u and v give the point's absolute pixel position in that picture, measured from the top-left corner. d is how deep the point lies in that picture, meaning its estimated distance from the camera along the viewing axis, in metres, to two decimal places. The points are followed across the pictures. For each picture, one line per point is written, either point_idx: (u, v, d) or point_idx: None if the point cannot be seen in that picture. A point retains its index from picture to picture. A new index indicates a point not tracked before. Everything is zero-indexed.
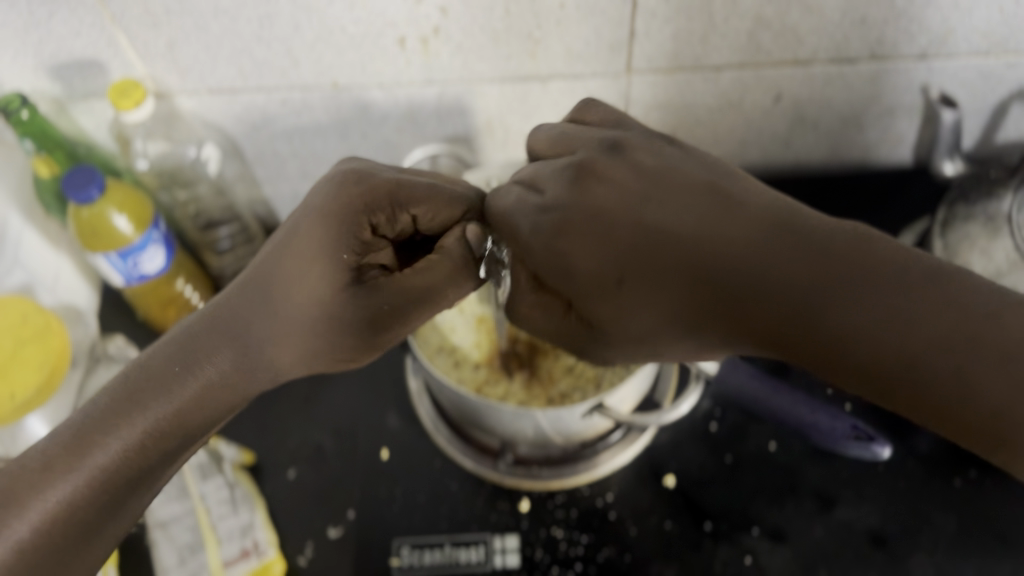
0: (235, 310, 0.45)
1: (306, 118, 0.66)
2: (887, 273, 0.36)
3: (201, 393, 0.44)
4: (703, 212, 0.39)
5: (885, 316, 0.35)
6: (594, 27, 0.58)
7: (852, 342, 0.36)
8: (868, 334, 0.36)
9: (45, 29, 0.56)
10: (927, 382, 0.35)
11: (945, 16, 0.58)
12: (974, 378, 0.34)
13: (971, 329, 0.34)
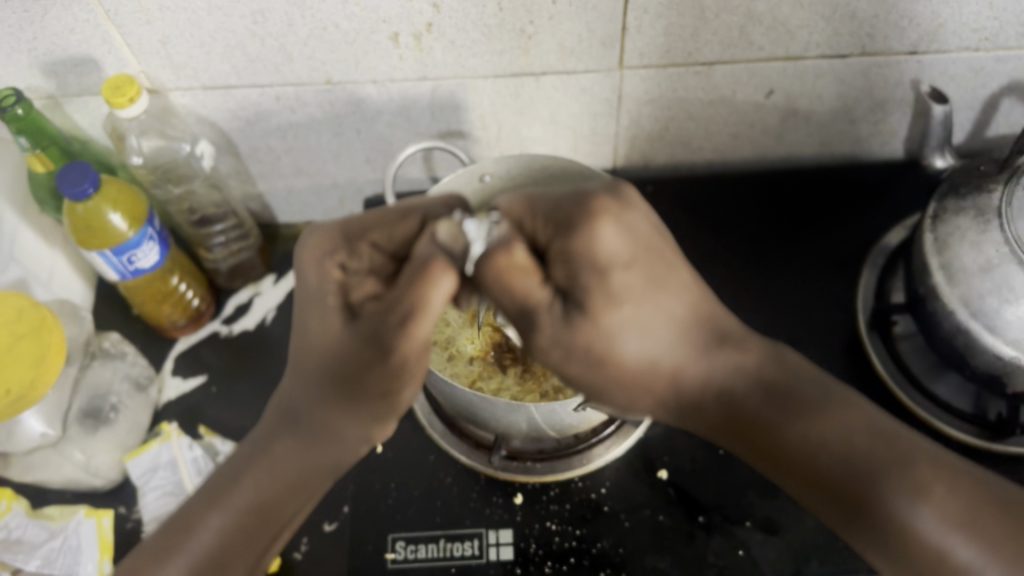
0: (285, 412, 0.46)
1: (299, 113, 0.67)
2: (822, 433, 0.40)
3: (263, 482, 0.46)
4: (675, 264, 0.41)
5: (829, 451, 0.40)
6: (586, 22, 0.58)
7: (789, 442, 0.41)
8: (798, 430, 0.40)
9: (39, 26, 0.56)
10: (873, 492, 0.39)
11: (936, 10, 0.58)
12: (894, 488, 0.39)
13: (908, 448, 0.40)
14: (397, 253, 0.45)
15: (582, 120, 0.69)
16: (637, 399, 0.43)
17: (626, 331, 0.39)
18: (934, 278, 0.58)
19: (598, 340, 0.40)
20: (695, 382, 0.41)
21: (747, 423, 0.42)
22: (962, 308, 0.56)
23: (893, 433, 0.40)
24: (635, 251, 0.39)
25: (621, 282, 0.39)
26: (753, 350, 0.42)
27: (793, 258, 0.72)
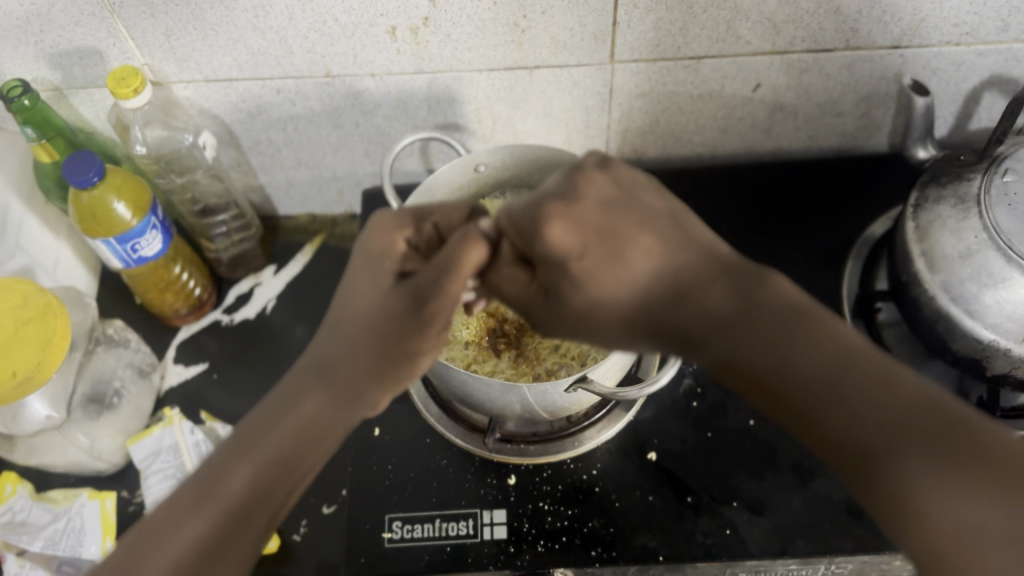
0: (319, 365, 0.42)
1: (299, 106, 0.68)
2: (821, 366, 0.34)
3: (304, 418, 0.40)
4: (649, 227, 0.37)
5: (826, 402, 0.33)
6: (578, 17, 0.60)
7: (777, 381, 0.34)
8: (788, 367, 0.34)
9: (46, 19, 0.58)
10: (879, 454, 0.32)
11: (917, 6, 0.60)
12: (906, 446, 0.31)
13: (931, 411, 0.32)
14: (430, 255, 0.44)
15: (575, 113, 0.71)
16: (616, 341, 0.40)
17: (599, 297, 0.37)
18: (917, 264, 0.60)
19: (576, 299, 0.38)
20: (663, 320, 0.37)
21: (737, 370, 0.36)
22: (942, 293, 0.58)
23: (902, 385, 0.33)
24: (585, 238, 0.37)
25: (582, 273, 0.37)
26: (732, 293, 0.36)
27: (780, 248, 0.73)
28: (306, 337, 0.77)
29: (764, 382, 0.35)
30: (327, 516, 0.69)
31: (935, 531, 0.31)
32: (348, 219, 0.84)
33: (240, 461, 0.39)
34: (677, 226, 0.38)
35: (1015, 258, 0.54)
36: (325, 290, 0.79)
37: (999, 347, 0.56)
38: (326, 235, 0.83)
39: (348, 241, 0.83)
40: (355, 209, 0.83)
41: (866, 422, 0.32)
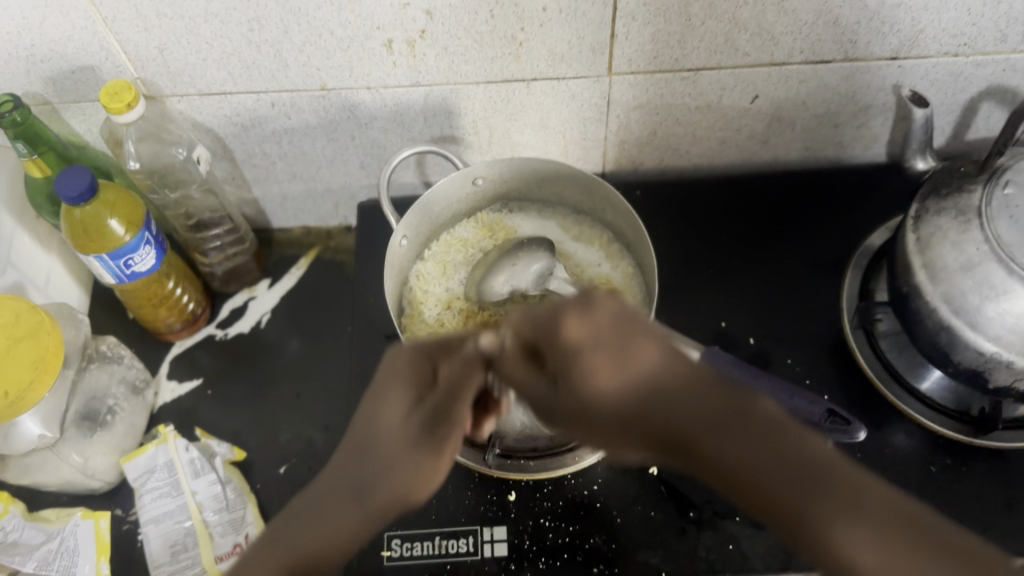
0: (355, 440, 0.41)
1: (294, 118, 0.68)
2: (744, 411, 0.31)
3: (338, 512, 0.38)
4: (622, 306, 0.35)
5: (835, 505, 0.29)
6: (576, 30, 0.60)
7: (758, 475, 0.30)
8: (737, 443, 0.31)
9: (37, 33, 0.57)
10: (817, 521, 0.29)
11: (915, 17, 0.60)
12: (859, 525, 0.28)
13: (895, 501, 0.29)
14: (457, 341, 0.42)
15: (572, 125, 0.70)
16: (586, 435, 0.35)
17: (597, 381, 0.33)
18: (917, 276, 0.60)
19: (574, 389, 0.34)
20: (661, 427, 0.32)
21: (685, 447, 0.32)
22: (944, 305, 0.58)
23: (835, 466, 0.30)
24: (599, 328, 0.34)
25: (588, 369, 0.33)
26: (701, 369, 0.33)
27: (777, 261, 0.73)
28: (301, 352, 0.76)
29: (780, 496, 0.30)
30: None
31: None
32: (343, 231, 0.83)
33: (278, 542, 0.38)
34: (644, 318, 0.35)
35: (1017, 270, 0.54)
36: (322, 303, 0.79)
37: (1002, 360, 0.56)
38: (321, 247, 0.82)
39: (343, 253, 0.82)
40: (350, 221, 0.83)
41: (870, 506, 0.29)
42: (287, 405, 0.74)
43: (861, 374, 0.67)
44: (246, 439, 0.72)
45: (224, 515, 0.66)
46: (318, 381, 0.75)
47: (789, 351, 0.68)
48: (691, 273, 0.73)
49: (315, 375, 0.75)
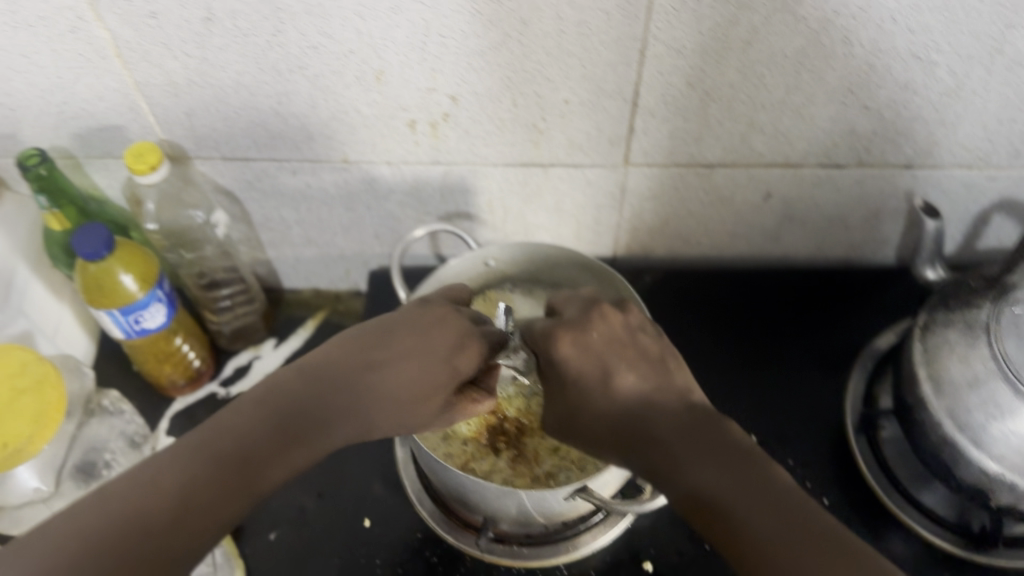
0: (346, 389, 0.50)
1: (315, 188, 0.69)
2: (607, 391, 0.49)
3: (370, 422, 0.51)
4: (566, 397, 0.51)
5: (750, 492, 0.42)
6: (595, 122, 0.62)
7: (580, 414, 0.50)
8: (575, 412, 0.50)
9: (69, 92, 0.59)
10: (558, 410, 0.52)
11: (932, 130, 0.62)
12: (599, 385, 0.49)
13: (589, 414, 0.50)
14: (584, 368, 0.50)
15: (585, 210, 0.71)
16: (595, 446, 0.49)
17: (578, 407, 0.50)
18: (922, 387, 0.60)
19: (592, 399, 0.49)
20: (591, 412, 0.49)
21: (574, 423, 0.51)
22: (948, 419, 0.57)
23: (566, 407, 0.51)
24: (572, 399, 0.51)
25: (591, 395, 0.49)
26: (554, 396, 0.52)
27: (782, 357, 0.74)
28: None
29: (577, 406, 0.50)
30: None
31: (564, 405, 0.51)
32: (352, 296, 0.83)
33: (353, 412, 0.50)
34: (565, 419, 0.51)
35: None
36: None
37: (1006, 480, 0.55)
38: (330, 310, 0.82)
39: (351, 319, 0.82)
40: (361, 287, 0.83)
41: (670, 430, 0.46)
42: None
43: (864, 481, 0.66)
44: None
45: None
46: None
47: (791, 454, 0.68)
48: (696, 365, 0.73)
49: None
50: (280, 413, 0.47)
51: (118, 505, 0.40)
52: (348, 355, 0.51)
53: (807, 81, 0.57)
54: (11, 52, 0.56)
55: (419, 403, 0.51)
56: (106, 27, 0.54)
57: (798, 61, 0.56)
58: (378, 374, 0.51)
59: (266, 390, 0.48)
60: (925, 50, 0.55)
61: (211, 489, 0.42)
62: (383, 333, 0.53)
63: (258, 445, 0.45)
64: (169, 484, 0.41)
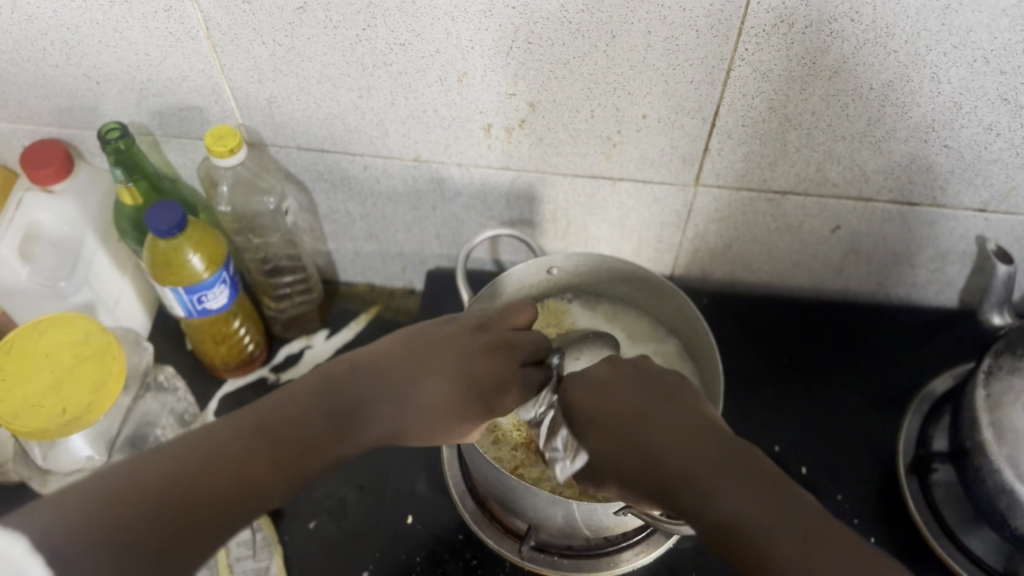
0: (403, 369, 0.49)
1: (383, 184, 0.69)
2: (632, 402, 0.46)
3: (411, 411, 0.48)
4: (589, 414, 0.47)
5: (816, 541, 0.38)
6: (670, 140, 0.62)
7: (593, 422, 0.47)
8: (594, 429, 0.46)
9: (156, 69, 0.60)
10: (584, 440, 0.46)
11: (1011, 174, 0.61)
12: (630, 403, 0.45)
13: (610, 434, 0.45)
14: (598, 383, 0.48)
15: (649, 227, 0.71)
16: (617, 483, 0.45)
17: (593, 426, 0.46)
18: (983, 433, 0.59)
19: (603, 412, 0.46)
20: (611, 429, 0.45)
21: (611, 456, 0.44)
22: (1008, 468, 0.56)
23: (594, 428, 0.46)
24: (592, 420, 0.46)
25: (603, 408, 0.46)
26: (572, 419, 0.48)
27: (835, 391, 0.73)
28: None
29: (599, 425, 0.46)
30: None
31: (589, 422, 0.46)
32: (406, 293, 0.84)
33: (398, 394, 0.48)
34: (599, 449, 0.45)
35: None
36: None
37: None
38: (383, 306, 0.83)
39: (404, 316, 0.82)
40: (415, 286, 0.83)
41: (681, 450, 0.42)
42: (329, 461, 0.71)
43: (912, 524, 0.65)
44: None
45: (247, 563, 0.65)
46: None
47: (839, 489, 0.67)
48: (747, 391, 0.73)
49: None
50: (334, 396, 0.46)
51: (155, 474, 0.39)
52: (400, 359, 0.49)
53: (890, 115, 0.57)
54: (106, 26, 0.57)
55: (439, 406, 0.48)
56: (200, 9, 0.55)
57: (883, 94, 0.55)
58: (417, 390, 0.48)
59: (325, 373, 0.47)
60: (1014, 93, 0.54)
61: (276, 455, 0.42)
62: (422, 349, 0.50)
63: (309, 419, 0.44)
64: (230, 454, 0.41)
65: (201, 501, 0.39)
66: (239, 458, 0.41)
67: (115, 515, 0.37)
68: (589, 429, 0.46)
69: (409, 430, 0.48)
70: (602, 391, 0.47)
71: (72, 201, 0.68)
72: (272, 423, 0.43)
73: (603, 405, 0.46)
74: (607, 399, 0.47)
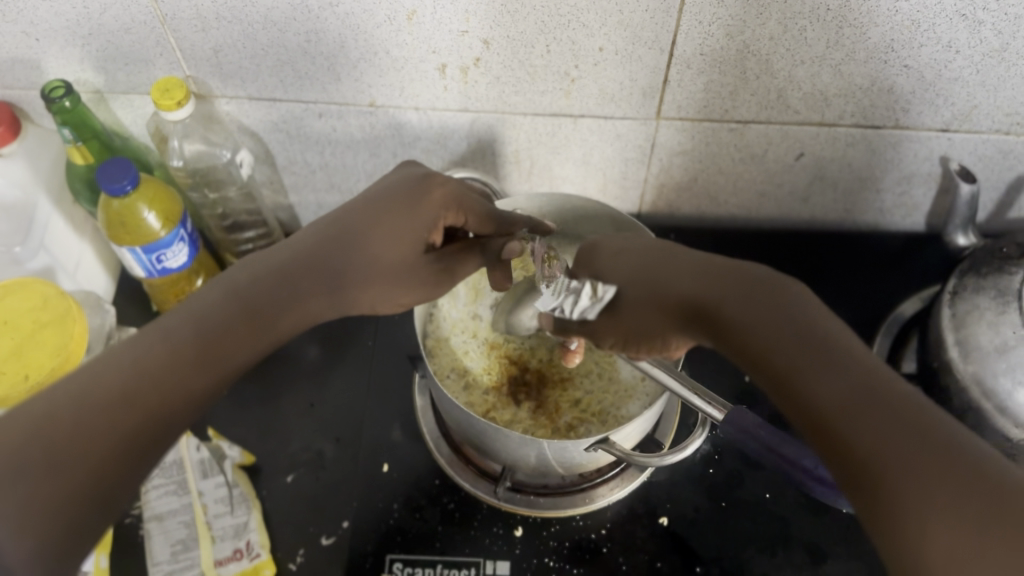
0: (328, 241, 0.52)
1: (339, 132, 0.68)
2: (700, 265, 0.46)
3: (380, 295, 0.54)
4: (624, 276, 0.48)
5: (886, 416, 0.34)
6: (629, 73, 0.60)
7: (629, 294, 0.48)
8: (640, 304, 0.47)
9: (96, 23, 0.58)
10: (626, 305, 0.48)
11: (972, 92, 0.60)
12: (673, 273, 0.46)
13: (670, 291, 0.45)
14: (604, 264, 0.51)
15: (613, 164, 0.70)
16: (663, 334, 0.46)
17: (626, 288, 0.48)
18: (950, 353, 0.59)
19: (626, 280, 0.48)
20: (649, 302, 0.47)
21: (646, 307, 0.47)
22: (974, 386, 0.57)
23: (633, 298, 0.48)
24: (637, 290, 0.47)
25: (621, 277, 0.48)
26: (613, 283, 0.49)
27: None
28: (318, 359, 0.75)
29: (630, 298, 0.48)
30: (325, 548, 0.63)
31: (624, 290, 0.48)
32: None
33: (352, 270, 0.52)
34: (635, 304, 0.47)
35: None
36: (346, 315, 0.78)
37: None
38: None
39: None
40: None
41: (808, 338, 0.39)
42: (302, 415, 0.71)
43: None
44: (253, 439, 0.69)
45: (226, 520, 0.63)
46: (332, 392, 0.72)
47: None
48: None
49: (330, 384, 0.73)
50: (245, 293, 0.48)
51: (103, 362, 0.43)
52: (317, 241, 0.52)
53: (849, 36, 0.56)
54: None
55: (412, 261, 0.55)
56: None
57: (841, 15, 0.54)
58: (372, 245, 0.53)
59: (227, 283, 0.49)
60: (971, 8, 0.53)
61: (175, 357, 0.44)
62: (370, 203, 0.54)
63: (224, 319, 0.47)
64: (156, 353, 0.44)
65: (103, 413, 0.41)
66: (162, 360, 0.44)
67: (67, 426, 0.40)
68: (676, 280, 0.45)
69: (348, 294, 0.52)
70: (632, 269, 0.48)
71: (21, 164, 0.66)
72: (189, 329, 0.45)
73: (619, 276, 0.49)
74: (624, 262, 0.50)
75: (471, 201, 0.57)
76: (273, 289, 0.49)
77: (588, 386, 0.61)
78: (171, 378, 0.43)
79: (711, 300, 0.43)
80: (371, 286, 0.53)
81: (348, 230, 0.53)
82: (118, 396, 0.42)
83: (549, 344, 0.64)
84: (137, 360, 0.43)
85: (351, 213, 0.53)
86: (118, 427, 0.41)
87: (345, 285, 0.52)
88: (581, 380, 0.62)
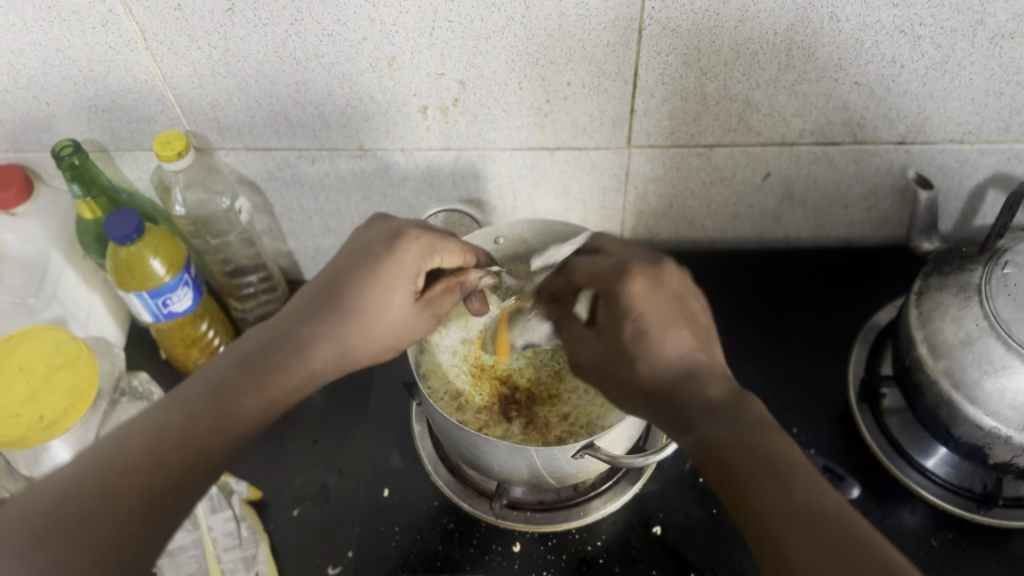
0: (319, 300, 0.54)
1: (331, 176, 0.72)
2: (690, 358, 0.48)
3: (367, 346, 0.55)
4: (602, 347, 0.51)
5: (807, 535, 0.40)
6: (598, 104, 0.65)
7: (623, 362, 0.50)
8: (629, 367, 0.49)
9: (102, 85, 0.63)
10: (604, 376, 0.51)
11: (921, 103, 0.64)
12: (662, 340, 0.49)
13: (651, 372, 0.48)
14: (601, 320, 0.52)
15: (591, 194, 0.74)
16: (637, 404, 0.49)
17: (636, 358, 0.49)
18: (920, 350, 0.62)
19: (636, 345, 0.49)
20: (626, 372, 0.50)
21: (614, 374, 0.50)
22: (944, 379, 0.59)
23: (608, 359, 0.51)
24: (608, 353, 0.51)
25: (628, 338, 0.49)
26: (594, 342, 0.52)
27: (784, 337, 0.76)
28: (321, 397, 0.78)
29: (602, 359, 0.51)
30: None
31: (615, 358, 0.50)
32: None
33: (340, 328, 0.54)
34: (618, 377, 0.50)
35: (1014, 345, 0.55)
36: None
37: (1001, 435, 0.57)
38: None
39: None
40: None
41: (795, 504, 0.41)
42: (306, 450, 0.73)
43: (867, 448, 0.68)
44: (259, 475, 0.72)
45: (235, 552, 0.65)
46: (335, 427, 0.75)
47: (796, 423, 0.70)
48: None
49: (332, 418, 0.75)
50: (252, 360, 0.51)
51: (124, 434, 0.47)
52: (309, 307, 0.54)
53: (799, 57, 0.60)
54: (48, 46, 0.59)
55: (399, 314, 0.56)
56: (135, 20, 0.58)
57: (789, 37, 0.59)
58: (377, 307, 0.55)
59: (236, 350, 0.52)
60: (909, 24, 0.58)
61: (193, 416, 0.48)
62: (348, 262, 0.55)
63: (240, 384, 0.50)
64: (165, 425, 0.47)
65: (115, 484, 0.44)
66: (173, 434, 0.47)
67: (87, 500, 0.43)
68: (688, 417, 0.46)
69: (353, 351, 0.54)
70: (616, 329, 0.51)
71: (34, 221, 0.70)
72: (198, 398, 0.49)
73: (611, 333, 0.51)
74: (614, 319, 0.50)
75: (447, 242, 0.58)
76: (274, 357, 0.52)
77: (576, 401, 0.64)
78: (187, 453, 0.47)
79: (711, 445, 0.45)
80: (385, 339, 0.56)
81: (334, 298, 0.54)
82: (137, 469, 0.45)
83: (536, 364, 0.68)
84: (152, 432, 0.47)
85: (334, 271, 0.55)
86: (138, 488, 0.44)
87: (350, 342, 0.54)
88: (569, 396, 0.65)
